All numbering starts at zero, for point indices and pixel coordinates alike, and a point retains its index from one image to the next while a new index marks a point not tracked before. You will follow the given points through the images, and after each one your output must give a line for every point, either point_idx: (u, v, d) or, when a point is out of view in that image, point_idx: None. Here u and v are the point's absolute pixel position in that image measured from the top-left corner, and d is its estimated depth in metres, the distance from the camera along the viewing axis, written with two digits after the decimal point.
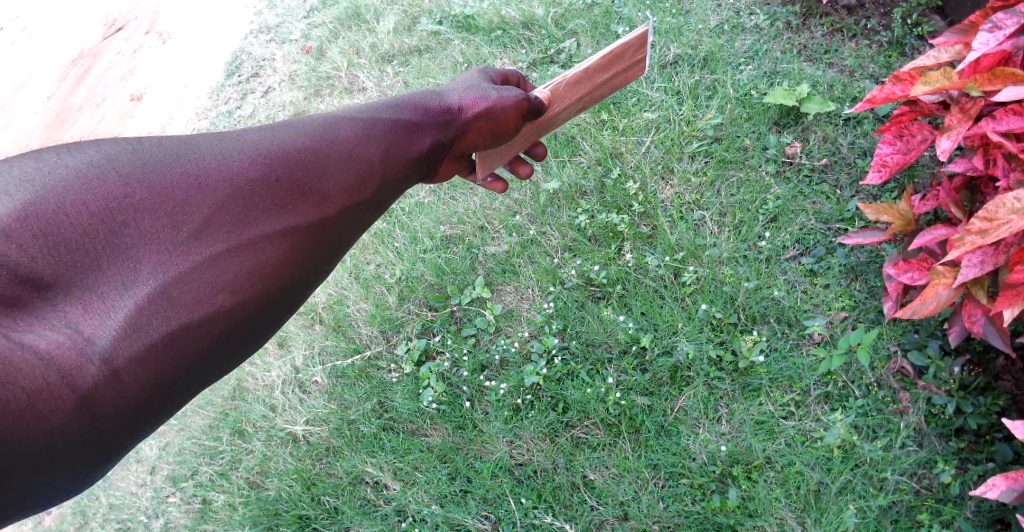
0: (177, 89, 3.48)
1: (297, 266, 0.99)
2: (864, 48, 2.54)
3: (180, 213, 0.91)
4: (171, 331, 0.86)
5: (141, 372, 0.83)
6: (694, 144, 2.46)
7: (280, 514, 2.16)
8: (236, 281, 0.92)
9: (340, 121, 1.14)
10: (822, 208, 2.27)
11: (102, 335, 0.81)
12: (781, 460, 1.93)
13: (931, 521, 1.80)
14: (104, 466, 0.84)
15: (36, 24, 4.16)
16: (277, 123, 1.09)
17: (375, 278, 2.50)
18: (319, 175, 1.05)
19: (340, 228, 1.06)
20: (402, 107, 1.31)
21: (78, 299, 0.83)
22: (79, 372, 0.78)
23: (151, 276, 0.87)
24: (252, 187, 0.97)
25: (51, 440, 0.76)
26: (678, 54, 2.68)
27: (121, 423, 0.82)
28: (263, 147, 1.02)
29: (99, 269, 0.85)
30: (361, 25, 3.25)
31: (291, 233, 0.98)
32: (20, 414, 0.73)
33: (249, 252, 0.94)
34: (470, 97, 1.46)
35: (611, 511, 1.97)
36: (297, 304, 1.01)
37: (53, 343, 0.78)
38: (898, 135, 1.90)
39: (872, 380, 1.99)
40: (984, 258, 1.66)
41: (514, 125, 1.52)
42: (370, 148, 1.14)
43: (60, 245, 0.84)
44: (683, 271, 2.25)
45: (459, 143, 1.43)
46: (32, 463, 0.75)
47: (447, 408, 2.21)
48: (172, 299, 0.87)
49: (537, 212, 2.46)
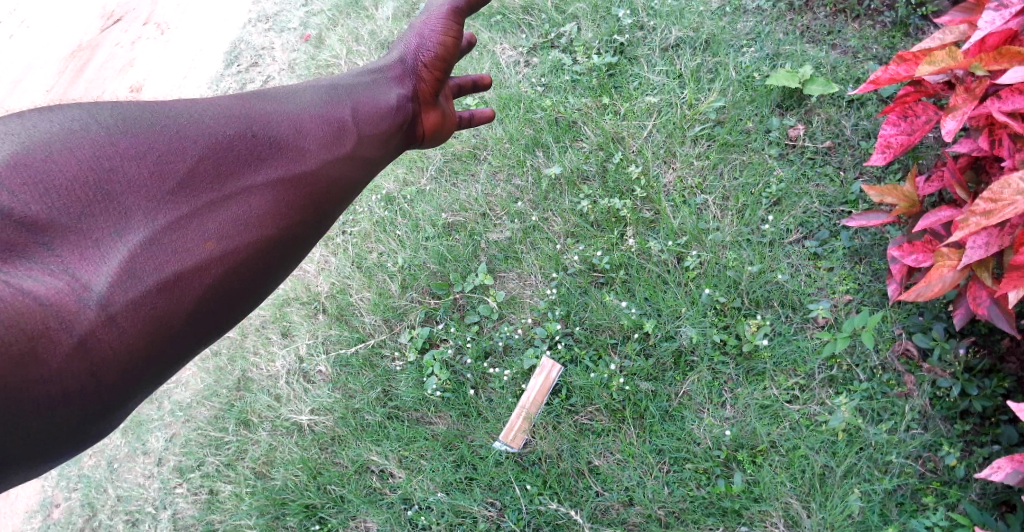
0: (177, 79, 3.46)
1: (279, 215, 1.19)
2: (868, 27, 2.51)
3: (166, 166, 1.10)
4: (164, 274, 1.04)
5: (136, 310, 1.00)
6: (697, 128, 2.44)
7: (287, 503, 2.18)
8: (219, 230, 1.12)
9: (295, 95, 1.37)
10: (826, 191, 2.25)
11: (98, 280, 0.98)
12: (785, 444, 1.94)
13: (936, 503, 1.82)
14: (104, 411, 1.00)
15: (33, 16, 4.13)
16: (243, 95, 1.30)
17: (377, 267, 2.49)
18: (291, 135, 1.27)
19: (319, 178, 1.27)
20: (353, 73, 1.56)
21: (71, 244, 0.98)
22: (79, 315, 0.95)
23: (141, 223, 1.04)
24: (227, 145, 1.18)
25: (48, 384, 0.91)
26: (680, 36, 2.64)
27: (118, 364, 0.98)
28: (234, 110, 1.23)
29: (89, 216, 1.01)
30: (359, 12, 3.23)
31: (265, 186, 1.19)
32: (25, 355, 0.89)
33: (229, 204, 1.14)
34: (403, 43, 1.67)
35: (616, 497, 1.98)
36: (280, 256, 1.20)
37: (52, 290, 0.94)
38: (902, 116, 1.87)
39: (876, 363, 1.99)
40: (989, 239, 1.64)
41: (453, 40, 1.67)
42: (330, 113, 1.36)
43: (50, 190, 0.99)
44: (686, 255, 2.23)
45: (416, 90, 1.61)
46: (44, 400, 0.92)
47: (451, 396, 2.22)
48: (164, 245, 1.05)
49: (539, 198, 2.45)
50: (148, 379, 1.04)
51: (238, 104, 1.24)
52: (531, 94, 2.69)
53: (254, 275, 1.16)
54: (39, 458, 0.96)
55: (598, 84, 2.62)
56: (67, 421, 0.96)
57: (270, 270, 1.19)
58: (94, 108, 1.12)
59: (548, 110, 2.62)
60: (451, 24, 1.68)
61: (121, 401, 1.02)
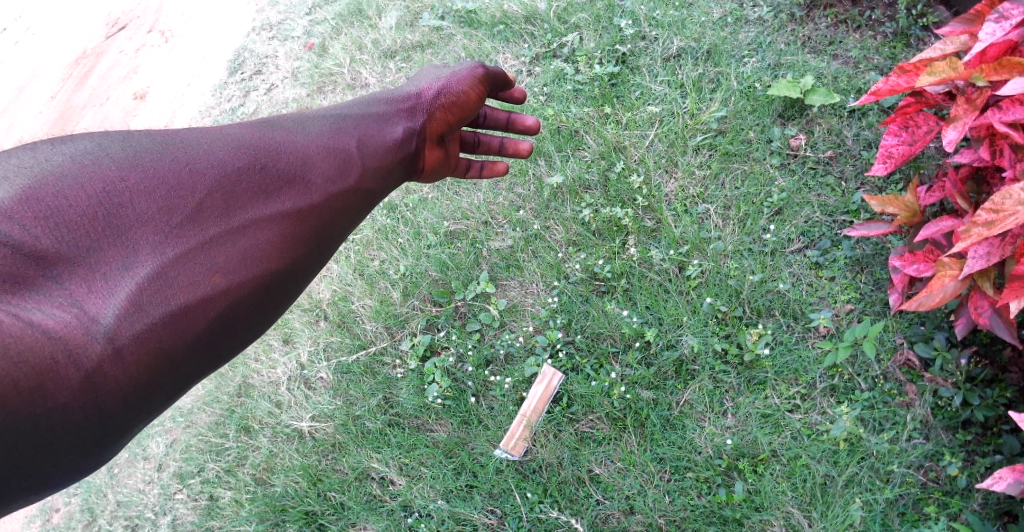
0: (181, 87, 3.48)
1: (281, 248, 1.27)
2: (869, 38, 2.52)
3: (174, 199, 1.18)
4: (170, 308, 1.12)
5: (142, 342, 1.08)
6: (698, 137, 2.45)
7: (287, 510, 2.18)
8: (224, 263, 1.19)
9: (304, 125, 1.43)
10: (827, 200, 2.26)
11: (106, 314, 1.06)
12: (787, 453, 1.94)
13: (938, 513, 1.81)
14: (111, 437, 1.08)
15: (38, 24, 4.15)
16: (252, 125, 1.38)
17: (379, 274, 2.49)
18: (298, 167, 1.34)
19: (323, 211, 1.34)
20: (368, 104, 1.58)
21: (80, 277, 1.07)
22: (87, 348, 1.02)
23: (149, 257, 1.12)
24: (234, 180, 1.26)
25: (56, 416, 0.99)
26: (682, 46, 2.65)
27: (122, 394, 1.06)
28: (242, 142, 1.31)
29: (98, 250, 1.10)
30: (363, 20, 3.24)
31: (270, 220, 1.26)
32: (34, 390, 0.96)
33: (234, 237, 1.22)
34: (426, 82, 1.68)
35: (616, 505, 1.98)
36: (282, 287, 1.28)
37: (60, 322, 1.01)
38: (904, 126, 1.88)
39: (878, 372, 1.99)
40: (990, 249, 1.64)
41: (476, 97, 1.71)
42: (336, 145, 1.42)
43: (61, 225, 1.09)
44: (688, 264, 2.23)
45: (426, 127, 1.63)
46: (53, 431, 0.99)
47: (452, 404, 2.22)
48: (170, 279, 1.13)
49: (541, 207, 2.45)
50: (151, 406, 1.13)
51: (247, 136, 1.32)
52: (533, 103, 2.70)
53: (256, 306, 1.23)
54: (51, 481, 1.05)
55: (601, 94, 2.64)
56: (75, 449, 1.03)
57: (272, 300, 1.27)
58: (107, 140, 1.23)
59: (550, 119, 2.63)
60: (476, 80, 1.72)
61: (125, 427, 1.10)
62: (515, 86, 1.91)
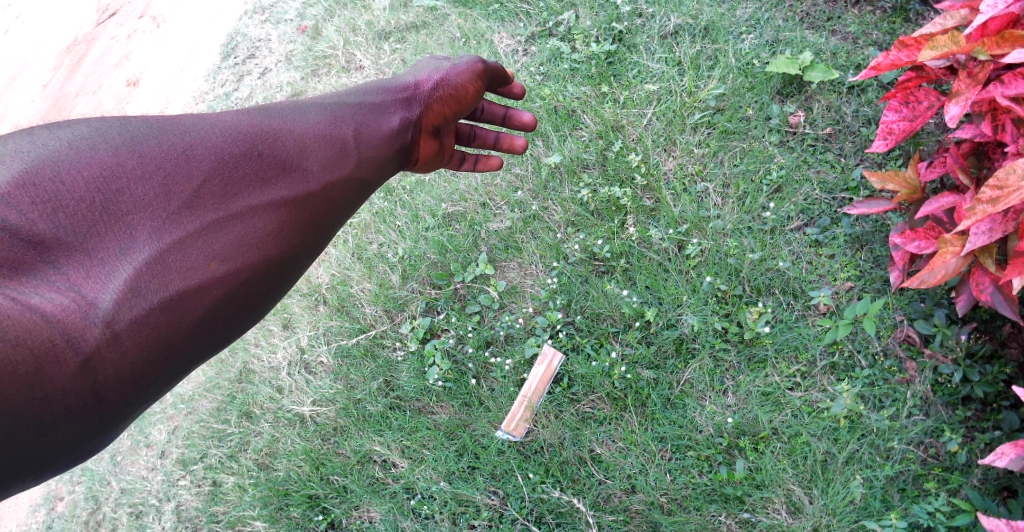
0: (174, 72, 3.45)
1: (278, 235, 1.26)
2: (868, 13, 2.49)
3: (171, 185, 1.17)
4: (168, 294, 1.11)
5: (139, 328, 1.07)
6: (696, 115, 2.43)
7: (290, 494, 2.19)
8: (222, 250, 1.18)
9: (301, 114, 1.42)
10: (827, 177, 2.24)
11: (104, 299, 1.05)
12: (787, 431, 1.95)
13: (937, 489, 1.83)
14: (107, 422, 1.08)
15: (28, 10, 4.09)
16: (249, 112, 1.37)
17: (378, 257, 2.48)
18: (295, 155, 1.33)
19: (319, 199, 1.34)
20: (365, 93, 1.57)
21: (78, 263, 1.06)
22: (85, 334, 1.02)
23: (147, 242, 1.12)
24: (231, 166, 1.25)
25: (53, 400, 0.99)
26: (679, 24, 2.62)
27: (120, 380, 1.06)
28: (240, 129, 1.30)
29: (96, 236, 1.09)
30: (356, 1, 3.20)
31: (267, 208, 1.26)
32: (33, 374, 0.96)
33: (232, 224, 1.21)
34: (424, 73, 1.67)
35: (618, 484, 1.99)
36: (279, 275, 1.28)
37: (59, 307, 1.01)
38: (904, 102, 1.86)
39: (878, 349, 1.99)
40: (993, 225, 1.63)
41: (474, 91, 1.70)
42: (333, 134, 1.41)
43: (58, 210, 1.07)
44: (687, 243, 2.23)
45: (422, 118, 1.62)
46: (50, 414, 0.99)
47: (453, 386, 2.22)
48: (168, 265, 1.12)
49: (539, 187, 2.43)
50: (149, 392, 1.12)
51: (245, 124, 1.31)
52: (530, 83, 2.68)
53: (252, 294, 1.23)
54: (47, 466, 1.05)
55: (598, 73, 2.61)
56: (70, 433, 1.03)
57: (268, 288, 1.26)
58: (103, 125, 1.22)
59: (547, 99, 2.61)
60: (475, 74, 1.71)
61: (122, 413, 1.10)
62: (514, 82, 1.89)
